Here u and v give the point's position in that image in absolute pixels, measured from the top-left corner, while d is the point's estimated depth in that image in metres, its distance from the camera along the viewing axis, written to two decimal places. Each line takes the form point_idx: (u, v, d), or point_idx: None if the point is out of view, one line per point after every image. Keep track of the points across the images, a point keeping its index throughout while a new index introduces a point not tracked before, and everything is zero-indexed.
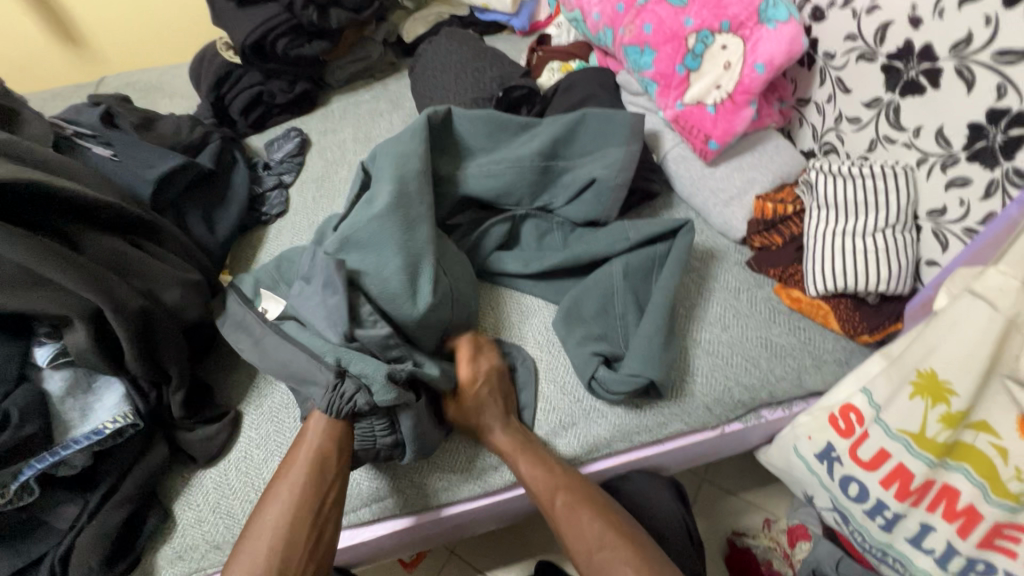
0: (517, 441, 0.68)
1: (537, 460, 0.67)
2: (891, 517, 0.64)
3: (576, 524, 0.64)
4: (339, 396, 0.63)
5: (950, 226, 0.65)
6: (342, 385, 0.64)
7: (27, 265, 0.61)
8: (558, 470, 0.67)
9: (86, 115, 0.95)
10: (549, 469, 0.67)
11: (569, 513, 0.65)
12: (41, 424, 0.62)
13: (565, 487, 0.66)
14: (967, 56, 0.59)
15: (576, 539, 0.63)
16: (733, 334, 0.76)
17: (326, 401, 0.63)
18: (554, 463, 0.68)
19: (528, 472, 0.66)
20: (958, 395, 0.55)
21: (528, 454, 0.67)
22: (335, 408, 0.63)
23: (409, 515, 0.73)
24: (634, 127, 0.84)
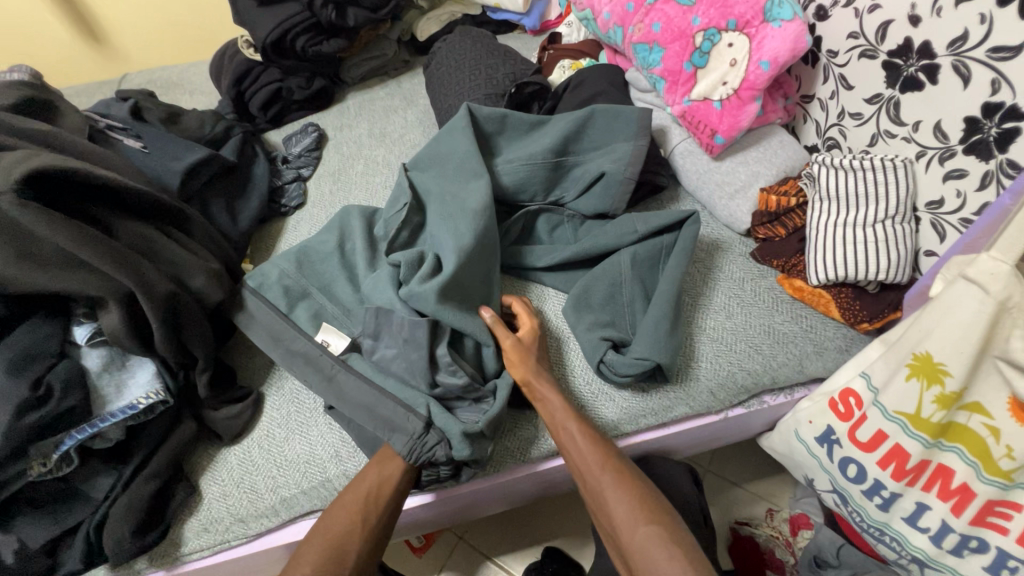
0: (568, 406, 0.70)
1: (586, 427, 0.68)
2: (888, 497, 0.67)
3: (621, 492, 0.64)
4: (425, 446, 0.67)
5: (947, 218, 0.67)
6: (427, 435, 0.68)
7: (68, 249, 0.65)
8: (606, 441, 0.68)
9: (115, 109, 0.99)
10: (598, 437, 0.68)
11: (615, 481, 0.65)
12: (81, 398, 0.65)
13: (613, 457, 0.66)
14: (963, 53, 0.61)
15: (620, 507, 0.63)
16: (737, 322, 0.79)
17: (410, 448, 0.67)
18: (602, 435, 0.69)
19: (577, 436, 0.67)
20: (953, 376, 0.57)
21: (580, 419, 0.69)
22: (416, 456, 0.67)
23: (430, 491, 0.76)
24: (642, 122, 0.86)
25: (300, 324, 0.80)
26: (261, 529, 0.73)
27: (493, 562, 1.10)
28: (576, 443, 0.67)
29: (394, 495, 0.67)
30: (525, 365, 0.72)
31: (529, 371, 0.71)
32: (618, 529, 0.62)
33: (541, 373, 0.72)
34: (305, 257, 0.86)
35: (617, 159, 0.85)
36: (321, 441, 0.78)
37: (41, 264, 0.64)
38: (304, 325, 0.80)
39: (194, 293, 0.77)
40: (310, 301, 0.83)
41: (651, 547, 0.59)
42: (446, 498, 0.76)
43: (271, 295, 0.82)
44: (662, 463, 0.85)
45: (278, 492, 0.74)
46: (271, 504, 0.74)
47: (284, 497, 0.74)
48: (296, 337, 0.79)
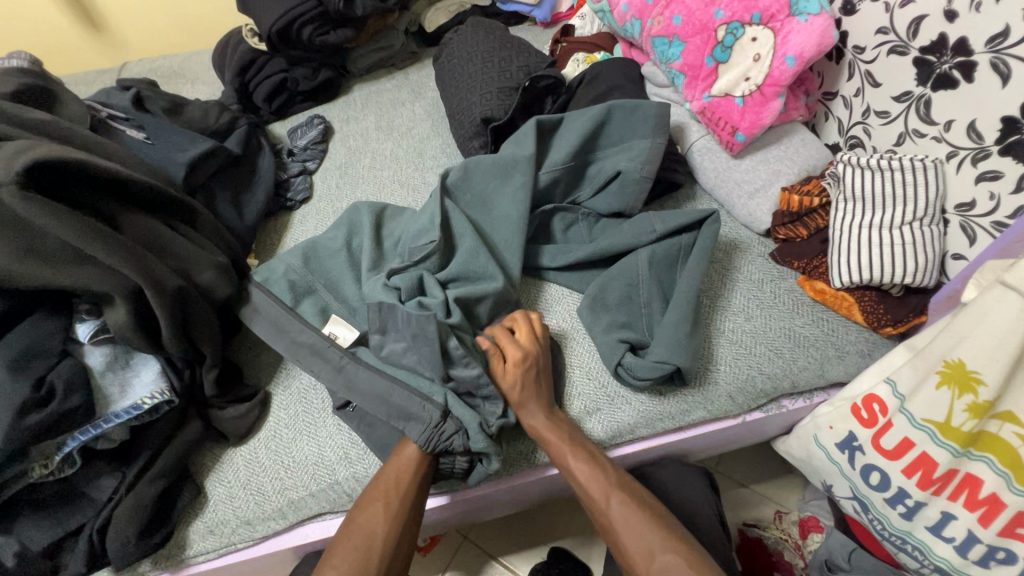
0: (567, 437, 0.67)
1: (588, 459, 0.66)
2: (911, 506, 0.65)
3: (632, 524, 0.62)
4: (440, 436, 0.66)
5: (978, 220, 0.65)
6: (442, 425, 0.67)
7: (72, 243, 0.63)
8: (610, 472, 0.66)
9: (117, 98, 0.96)
10: (601, 470, 0.66)
11: (623, 513, 0.63)
12: (85, 396, 0.63)
13: (619, 487, 0.65)
14: (1003, 50, 0.59)
15: (632, 541, 0.61)
16: (756, 324, 0.77)
17: (424, 436, 0.66)
18: (607, 465, 0.67)
19: (580, 473, 0.65)
20: (987, 385, 0.55)
21: (581, 452, 0.66)
22: (430, 445, 0.66)
23: (445, 494, 0.74)
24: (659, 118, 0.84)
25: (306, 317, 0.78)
26: (268, 532, 0.72)
27: (498, 562, 1.09)
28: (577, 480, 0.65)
29: (409, 477, 0.64)
30: (518, 397, 0.69)
31: (520, 404, 0.69)
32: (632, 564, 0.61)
33: (535, 403, 0.69)
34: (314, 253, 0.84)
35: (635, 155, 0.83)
36: (330, 442, 0.76)
37: (44, 258, 0.62)
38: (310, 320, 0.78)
39: (201, 288, 0.75)
40: (316, 297, 0.81)
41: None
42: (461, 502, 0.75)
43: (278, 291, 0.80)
44: (675, 467, 0.83)
45: (286, 495, 0.73)
46: (279, 506, 0.72)
47: (292, 499, 0.72)
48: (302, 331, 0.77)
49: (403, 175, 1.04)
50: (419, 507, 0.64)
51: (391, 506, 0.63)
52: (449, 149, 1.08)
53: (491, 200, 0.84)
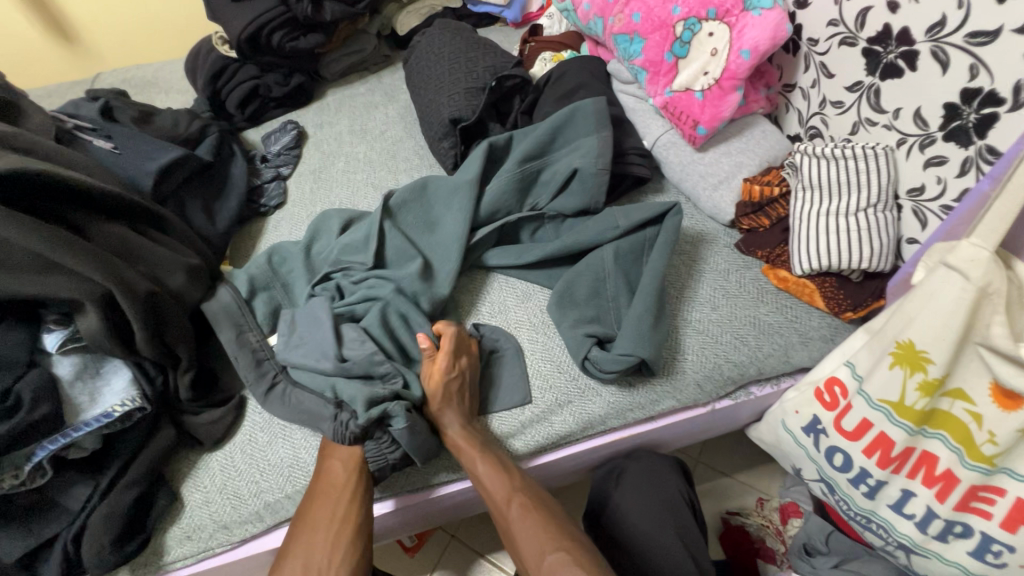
0: (477, 443, 0.69)
1: (496, 464, 0.67)
2: (873, 485, 0.67)
3: (527, 526, 0.65)
4: (342, 424, 0.68)
5: (928, 205, 0.67)
6: (341, 414, 0.69)
7: (38, 252, 0.63)
8: (515, 475, 0.68)
9: (85, 109, 0.96)
10: (507, 474, 0.68)
11: (522, 515, 0.65)
12: (54, 405, 0.63)
13: (521, 491, 0.67)
14: (942, 39, 0.61)
15: (528, 543, 0.64)
16: (722, 313, 0.79)
17: (331, 430, 0.68)
18: (512, 469, 0.69)
19: (484, 477, 0.66)
20: (935, 363, 0.57)
21: (488, 456, 0.68)
22: (339, 436, 0.68)
23: (391, 499, 0.74)
24: (596, 114, 0.86)
25: (257, 315, 0.81)
26: (246, 535, 0.72)
27: (485, 559, 1.10)
28: (482, 484, 0.66)
29: (323, 469, 0.69)
30: (438, 407, 0.70)
31: (439, 415, 0.70)
32: (523, 560, 0.64)
33: (451, 410, 0.70)
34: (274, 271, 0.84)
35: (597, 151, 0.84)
36: (306, 444, 0.76)
37: (10, 268, 0.62)
38: (263, 321, 0.81)
39: (172, 293, 0.75)
40: (271, 294, 0.83)
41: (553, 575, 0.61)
42: (413, 504, 0.75)
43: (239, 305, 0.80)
44: (650, 457, 0.85)
45: (263, 497, 0.73)
46: (256, 509, 0.72)
47: (268, 502, 0.73)
48: (255, 329, 0.79)
49: (376, 177, 1.05)
50: (334, 498, 0.67)
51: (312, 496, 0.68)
52: (422, 151, 1.09)
53: (459, 200, 0.85)
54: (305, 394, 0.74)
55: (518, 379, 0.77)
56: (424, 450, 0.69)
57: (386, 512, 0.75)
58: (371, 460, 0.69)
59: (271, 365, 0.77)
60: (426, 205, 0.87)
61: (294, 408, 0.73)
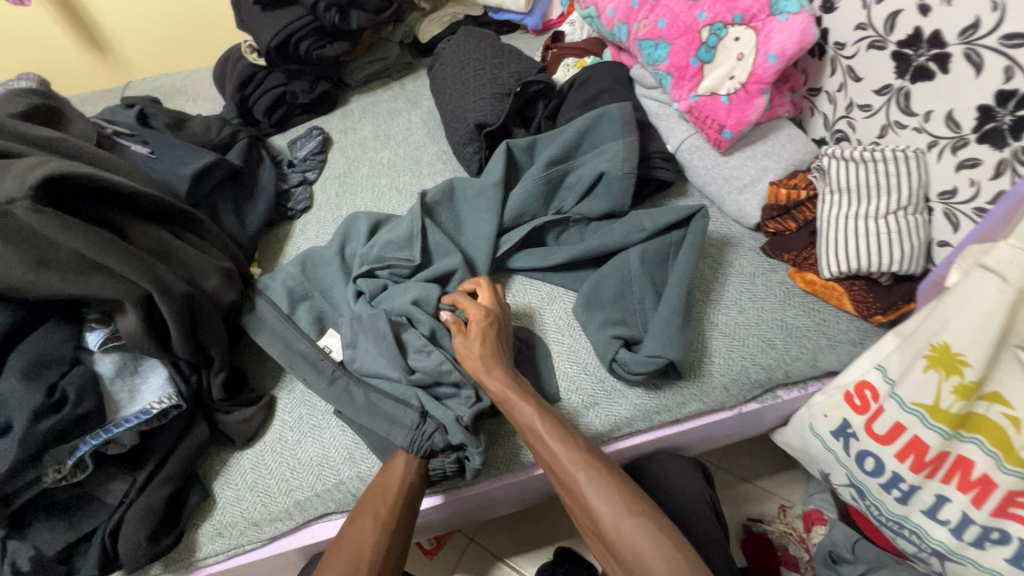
0: (532, 402, 0.67)
1: (557, 423, 0.65)
2: (906, 490, 0.66)
3: (598, 489, 0.61)
4: (426, 436, 0.69)
5: (960, 207, 0.67)
6: (424, 424, 0.70)
7: (82, 253, 0.65)
8: (578, 438, 0.65)
9: (122, 115, 0.99)
10: (571, 436, 0.64)
11: (592, 481, 0.61)
12: (96, 402, 0.65)
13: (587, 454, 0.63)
14: (975, 41, 0.61)
15: (601, 505, 0.60)
16: (749, 317, 0.78)
17: (410, 439, 0.69)
18: (576, 432, 0.66)
19: (547, 436, 0.64)
20: (971, 366, 0.56)
21: (547, 415, 0.65)
22: (416, 447, 0.69)
23: (440, 494, 0.76)
24: (623, 118, 0.87)
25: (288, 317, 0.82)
26: (276, 533, 0.73)
27: (504, 563, 1.10)
28: (545, 443, 0.64)
29: (397, 486, 0.67)
30: (480, 361, 0.70)
31: (481, 369, 0.69)
32: (597, 524, 0.60)
33: (496, 368, 0.69)
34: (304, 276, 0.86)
35: (622, 154, 0.84)
36: (335, 443, 0.77)
37: (57, 268, 0.64)
38: (307, 328, 0.81)
39: (207, 294, 0.77)
40: (300, 299, 0.85)
41: (634, 541, 0.57)
42: (454, 501, 0.76)
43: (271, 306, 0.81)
44: (675, 460, 0.85)
45: (293, 496, 0.74)
46: (285, 507, 0.73)
47: (298, 500, 0.74)
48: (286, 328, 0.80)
49: (401, 182, 1.07)
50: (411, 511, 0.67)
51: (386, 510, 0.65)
52: (445, 156, 1.10)
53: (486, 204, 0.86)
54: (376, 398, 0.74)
55: (547, 380, 0.77)
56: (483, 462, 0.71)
57: None
58: (434, 471, 0.71)
59: (328, 364, 0.78)
60: (453, 209, 0.89)
61: (366, 408, 0.73)
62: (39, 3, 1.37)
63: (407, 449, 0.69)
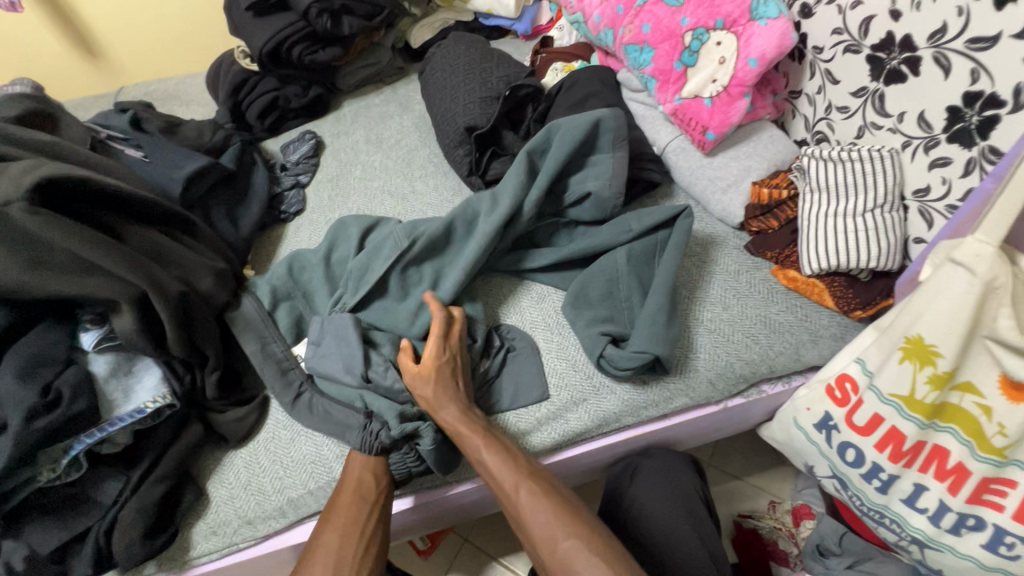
0: (476, 428, 0.68)
1: (499, 450, 0.67)
2: (886, 480, 0.68)
3: (538, 509, 0.63)
4: (372, 433, 0.71)
5: (934, 205, 0.69)
6: (371, 423, 0.73)
7: (77, 254, 0.66)
8: (521, 461, 0.67)
9: (116, 120, 1.00)
10: (512, 461, 0.66)
11: (532, 501, 0.64)
12: (90, 401, 0.66)
13: (529, 476, 0.66)
14: (943, 45, 0.63)
15: (541, 525, 0.62)
16: (733, 313, 0.80)
17: (360, 440, 0.71)
18: (518, 456, 0.68)
19: (489, 463, 0.66)
20: (944, 357, 0.58)
21: (489, 441, 0.67)
22: (367, 446, 0.71)
23: (412, 495, 0.77)
24: (616, 131, 0.86)
25: (279, 324, 0.83)
26: (269, 530, 0.74)
27: (498, 562, 1.10)
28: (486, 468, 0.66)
29: (354, 483, 0.69)
30: (432, 396, 0.70)
31: (432, 403, 0.70)
32: (536, 546, 0.62)
33: (445, 400, 0.70)
34: (295, 277, 0.87)
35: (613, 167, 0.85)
36: (327, 441, 0.78)
37: (51, 269, 0.65)
38: (286, 330, 0.83)
39: (201, 295, 0.78)
40: (293, 301, 0.86)
41: (570, 561, 0.59)
42: (428, 502, 0.77)
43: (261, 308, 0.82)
44: (666, 455, 0.86)
45: (286, 493, 0.75)
46: (279, 505, 0.74)
47: (291, 497, 0.75)
48: (278, 339, 0.82)
49: (392, 185, 1.08)
50: (363, 513, 0.67)
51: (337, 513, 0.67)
52: (436, 159, 1.12)
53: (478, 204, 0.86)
54: (334, 405, 0.77)
55: (536, 377, 0.78)
56: (442, 461, 0.71)
57: (406, 508, 0.77)
58: (395, 472, 0.72)
59: (296, 374, 0.80)
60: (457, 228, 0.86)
61: (322, 417, 0.76)
62: (32, 9, 1.38)
63: (358, 449, 0.71)
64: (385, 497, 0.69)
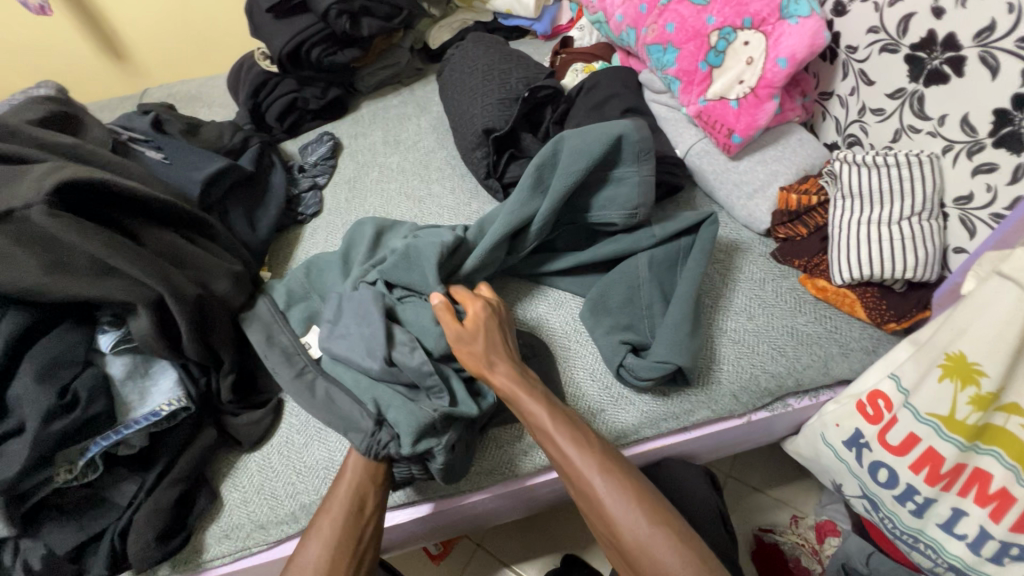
0: (544, 402, 0.64)
1: (570, 426, 0.63)
2: (921, 503, 0.64)
3: (613, 488, 0.60)
4: (381, 443, 0.67)
5: (977, 213, 0.66)
6: (379, 432, 0.68)
7: (96, 256, 0.66)
8: (590, 437, 0.63)
9: (137, 122, 1.01)
10: (584, 440, 0.63)
11: (606, 480, 0.60)
12: (106, 404, 0.66)
13: (602, 454, 0.62)
14: (990, 44, 0.60)
15: (615, 504, 0.59)
16: (759, 323, 0.77)
17: (365, 446, 0.67)
18: (586, 431, 0.64)
19: (559, 436, 0.62)
20: (988, 376, 0.55)
21: (558, 417, 0.63)
22: (373, 454, 0.67)
23: (426, 503, 0.76)
24: (641, 144, 0.79)
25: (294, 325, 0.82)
26: (281, 536, 0.73)
27: (511, 570, 1.09)
28: (556, 445, 0.62)
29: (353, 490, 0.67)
30: (482, 357, 0.67)
31: (485, 364, 0.67)
32: (611, 526, 0.59)
33: (500, 363, 0.67)
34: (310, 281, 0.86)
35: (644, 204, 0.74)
36: (340, 446, 0.77)
37: (70, 271, 0.65)
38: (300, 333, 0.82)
39: (217, 297, 0.78)
40: (307, 306, 0.85)
41: (653, 545, 0.57)
42: (445, 510, 0.76)
43: (275, 325, 0.81)
44: (685, 468, 0.83)
45: (298, 499, 0.74)
46: (291, 510, 0.73)
47: (303, 503, 0.74)
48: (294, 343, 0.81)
49: (410, 187, 1.07)
50: (355, 530, 0.65)
51: (327, 525, 0.65)
52: (454, 161, 1.11)
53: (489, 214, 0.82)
54: (340, 397, 0.73)
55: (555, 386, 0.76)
56: (450, 472, 0.68)
57: (420, 516, 0.76)
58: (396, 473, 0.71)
59: None
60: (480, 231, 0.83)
61: (325, 405, 0.74)
62: (60, 12, 1.41)
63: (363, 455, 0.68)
64: (378, 506, 0.68)
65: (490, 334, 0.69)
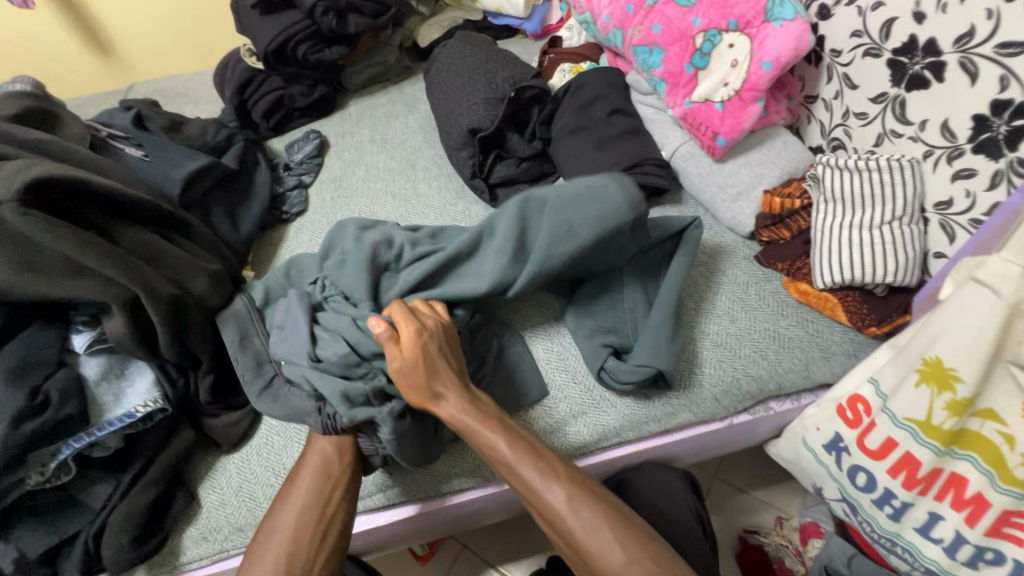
0: (501, 431, 0.63)
1: (529, 453, 0.62)
2: (898, 507, 0.65)
3: (579, 513, 0.59)
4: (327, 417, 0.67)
5: (956, 218, 0.66)
6: (324, 407, 0.68)
7: (69, 255, 0.65)
8: (552, 462, 0.63)
9: (118, 118, 0.99)
10: (546, 466, 0.62)
11: (571, 505, 0.60)
12: (79, 406, 0.65)
13: (565, 479, 0.61)
14: (970, 49, 0.60)
15: (581, 529, 0.58)
16: (741, 326, 0.77)
17: (318, 424, 0.68)
18: (549, 457, 0.63)
19: (522, 469, 0.61)
20: (964, 382, 0.55)
21: (517, 444, 0.63)
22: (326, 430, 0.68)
23: (415, 503, 0.75)
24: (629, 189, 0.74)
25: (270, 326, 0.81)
26: None
27: (497, 571, 1.08)
28: (517, 475, 0.61)
29: (320, 460, 0.68)
30: (426, 389, 0.63)
31: (428, 397, 0.63)
32: (580, 552, 0.58)
33: (449, 394, 0.64)
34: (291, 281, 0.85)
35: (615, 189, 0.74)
36: None
37: (42, 270, 0.64)
38: None
39: (195, 297, 0.77)
40: None
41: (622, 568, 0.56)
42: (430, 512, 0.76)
43: (247, 317, 0.79)
44: (665, 471, 0.83)
45: None
46: None
47: None
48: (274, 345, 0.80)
49: (396, 187, 1.06)
50: (322, 497, 0.66)
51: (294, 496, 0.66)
52: (440, 161, 1.10)
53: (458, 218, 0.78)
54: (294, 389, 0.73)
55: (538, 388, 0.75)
56: (409, 455, 0.68)
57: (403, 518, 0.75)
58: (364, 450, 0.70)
59: None
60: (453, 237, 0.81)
61: (277, 397, 0.73)
62: (44, 5, 1.38)
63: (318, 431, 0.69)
64: (348, 476, 0.68)
65: (433, 362, 0.64)
